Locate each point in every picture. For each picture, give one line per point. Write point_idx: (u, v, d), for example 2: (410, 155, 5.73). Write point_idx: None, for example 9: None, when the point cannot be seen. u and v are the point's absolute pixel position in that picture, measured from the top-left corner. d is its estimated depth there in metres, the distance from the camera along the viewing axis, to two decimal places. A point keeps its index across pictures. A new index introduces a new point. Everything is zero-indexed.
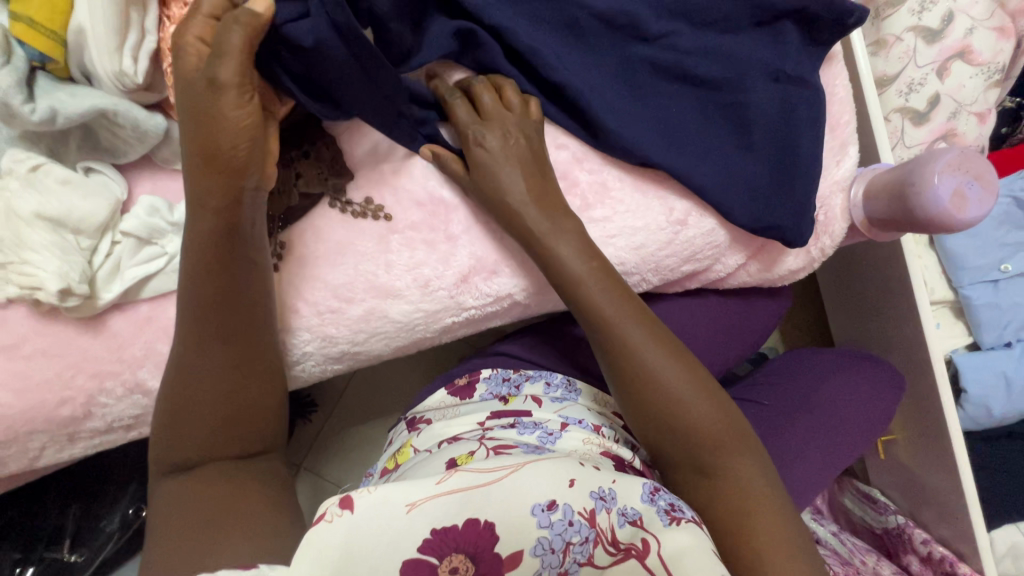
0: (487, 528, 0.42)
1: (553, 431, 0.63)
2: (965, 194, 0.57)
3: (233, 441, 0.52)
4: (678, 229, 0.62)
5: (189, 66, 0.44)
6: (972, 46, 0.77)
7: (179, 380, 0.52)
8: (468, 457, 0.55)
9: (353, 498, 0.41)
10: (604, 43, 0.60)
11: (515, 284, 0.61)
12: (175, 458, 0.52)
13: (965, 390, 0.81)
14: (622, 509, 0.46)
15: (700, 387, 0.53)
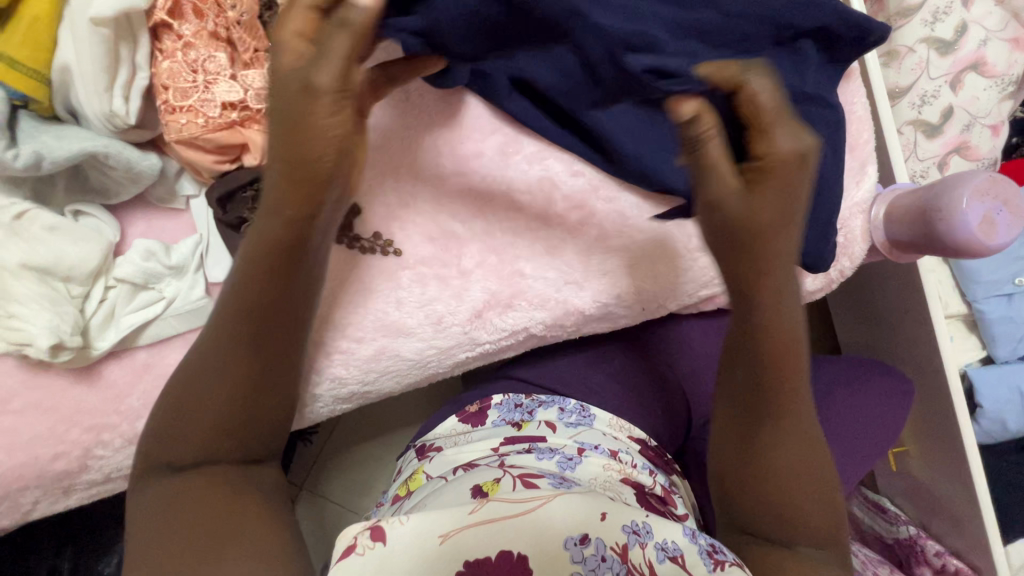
0: (520, 562, 0.42)
1: (573, 457, 0.61)
2: (993, 220, 0.56)
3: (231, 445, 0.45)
4: (697, 257, 0.60)
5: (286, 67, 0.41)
6: (985, 58, 0.76)
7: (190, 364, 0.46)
8: (495, 485, 0.51)
9: (385, 531, 0.43)
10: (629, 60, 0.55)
11: (531, 318, 0.58)
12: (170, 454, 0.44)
13: (981, 405, 0.81)
14: (661, 544, 0.44)
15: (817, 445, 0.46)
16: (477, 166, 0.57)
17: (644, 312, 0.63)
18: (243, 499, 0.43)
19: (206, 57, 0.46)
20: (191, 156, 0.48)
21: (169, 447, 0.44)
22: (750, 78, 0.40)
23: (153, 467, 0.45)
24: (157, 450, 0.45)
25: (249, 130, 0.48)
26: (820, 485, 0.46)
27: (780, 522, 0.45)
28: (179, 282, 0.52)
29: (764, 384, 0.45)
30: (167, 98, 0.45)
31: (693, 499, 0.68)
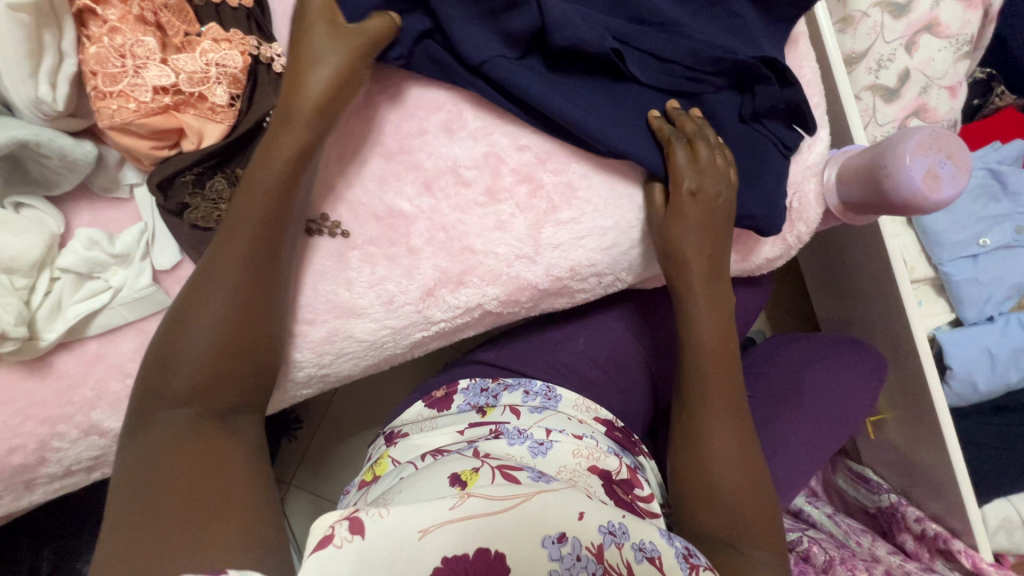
0: (497, 559, 0.42)
1: (543, 441, 0.61)
2: (938, 173, 0.56)
3: (225, 391, 0.47)
4: (649, 227, 0.60)
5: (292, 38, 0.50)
6: (938, 19, 0.76)
7: (184, 302, 0.48)
8: (473, 475, 0.50)
9: (364, 523, 0.41)
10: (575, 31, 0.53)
11: (485, 293, 0.59)
12: (163, 400, 0.46)
13: (950, 368, 0.80)
14: (638, 545, 0.46)
15: (750, 452, 0.56)
16: (423, 144, 0.57)
17: (600, 284, 0.63)
18: (233, 451, 0.46)
19: (133, 42, 0.47)
20: (127, 143, 0.48)
21: (168, 382, 0.46)
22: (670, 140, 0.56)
23: (150, 403, 0.46)
24: (155, 386, 0.47)
25: (185, 114, 0.49)
26: (756, 489, 0.54)
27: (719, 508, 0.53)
28: (126, 270, 0.52)
29: (695, 371, 0.59)
30: (97, 84, 0.46)
31: (660, 480, 0.69)
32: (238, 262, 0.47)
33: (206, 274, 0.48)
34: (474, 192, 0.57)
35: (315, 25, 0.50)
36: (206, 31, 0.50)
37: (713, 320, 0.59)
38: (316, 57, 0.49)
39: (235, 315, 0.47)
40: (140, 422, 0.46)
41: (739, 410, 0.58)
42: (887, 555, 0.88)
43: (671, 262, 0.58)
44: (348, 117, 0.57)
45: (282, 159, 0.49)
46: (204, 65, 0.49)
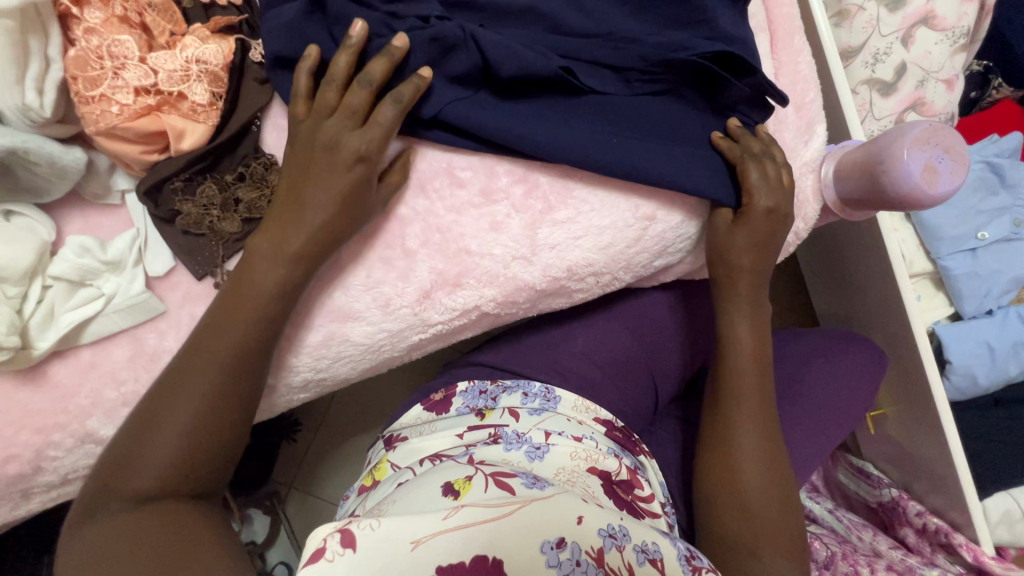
0: (495, 567, 0.42)
1: (540, 445, 0.61)
2: (936, 168, 0.55)
3: (187, 483, 0.47)
4: (646, 225, 0.59)
5: (338, 136, 0.49)
6: (935, 11, 0.75)
7: (163, 381, 0.48)
8: (467, 484, 0.49)
9: (354, 536, 0.42)
10: (514, 60, 0.53)
11: (481, 295, 0.58)
12: (128, 485, 0.45)
13: (950, 362, 0.80)
14: (640, 546, 0.46)
15: (776, 462, 0.56)
16: (417, 146, 0.57)
17: (598, 284, 0.63)
18: (197, 528, 0.45)
19: (111, 42, 0.46)
20: (114, 147, 0.48)
21: (128, 479, 0.46)
22: (746, 160, 0.57)
23: (106, 498, 0.45)
24: (112, 482, 0.46)
25: (167, 115, 0.48)
26: (781, 502, 0.55)
27: (746, 516, 0.54)
28: (119, 277, 0.52)
29: (732, 379, 0.59)
30: (79, 89, 0.46)
31: (662, 480, 0.68)
32: (226, 336, 0.48)
33: (194, 344, 0.49)
34: (469, 193, 0.57)
35: (372, 152, 0.50)
36: (191, 30, 0.50)
37: (752, 353, 0.60)
38: (348, 180, 0.50)
39: (204, 404, 0.47)
40: (94, 511, 0.45)
41: (769, 425, 0.58)
42: (888, 550, 0.88)
43: (721, 277, 0.61)
44: None
45: (270, 287, 0.49)
46: (184, 62, 0.48)
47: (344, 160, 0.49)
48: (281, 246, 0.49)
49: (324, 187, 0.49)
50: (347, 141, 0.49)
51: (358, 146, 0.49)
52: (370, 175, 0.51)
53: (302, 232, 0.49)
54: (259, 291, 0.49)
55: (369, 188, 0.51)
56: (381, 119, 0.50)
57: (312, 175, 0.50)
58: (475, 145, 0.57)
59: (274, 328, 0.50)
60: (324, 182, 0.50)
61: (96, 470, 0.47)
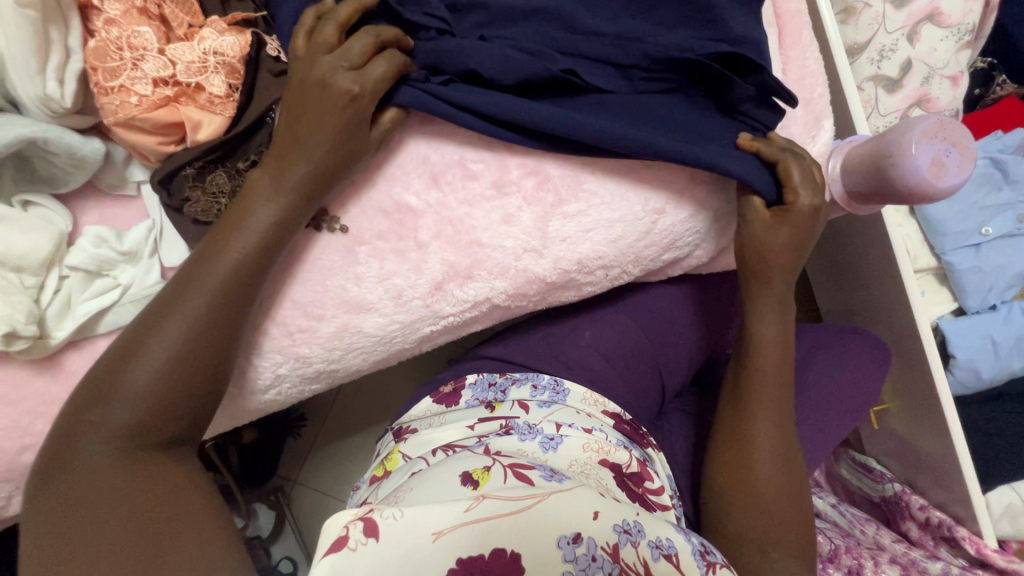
0: (513, 559, 0.42)
1: (554, 436, 0.61)
2: (943, 161, 0.56)
3: (167, 425, 0.47)
4: (655, 219, 0.59)
5: (330, 75, 0.49)
6: (940, 8, 0.76)
7: (143, 321, 0.48)
8: (485, 474, 0.49)
9: (378, 526, 0.42)
10: (519, 62, 0.54)
11: (493, 287, 0.59)
12: (102, 425, 0.46)
13: (954, 357, 0.81)
14: (655, 542, 0.46)
15: (792, 462, 0.57)
16: (429, 139, 0.57)
17: (607, 277, 0.63)
18: (174, 480, 0.46)
19: (130, 33, 0.47)
20: (131, 137, 0.48)
21: (107, 414, 0.46)
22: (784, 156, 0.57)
23: (84, 431, 0.46)
24: (93, 414, 0.46)
25: (185, 106, 0.49)
26: (792, 496, 0.55)
27: (757, 512, 0.54)
28: (135, 268, 0.52)
29: (750, 370, 0.60)
30: (98, 80, 0.46)
31: (669, 472, 0.69)
32: (208, 288, 0.48)
33: (177, 291, 0.49)
34: (481, 186, 0.57)
35: (364, 96, 0.49)
36: (208, 22, 0.50)
37: (775, 344, 0.60)
38: (336, 125, 0.49)
39: (181, 352, 0.47)
40: (67, 447, 0.45)
41: (784, 420, 0.58)
42: (892, 543, 0.88)
43: (750, 268, 0.61)
44: None
45: (264, 229, 0.49)
46: (202, 54, 0.49)
47: (334, 101, 0.49)
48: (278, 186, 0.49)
49: (319, 141, 0.49)
50: (338, 78, 0.48)
51: (351, 84, 0.49)
52: (360, 120, 0.50)
53: (297, 172, 0.49)
54: (250, 231, 0.49)
55: (362, 130, 0.50)
56: (373, 65, 0.50)
57: (299, 116, 0.49)
58: (487, 137, 0.57)
59: (261, 278, 0.50)
60: (313, 125, 0.49)
61: (72, 403, 0.47)
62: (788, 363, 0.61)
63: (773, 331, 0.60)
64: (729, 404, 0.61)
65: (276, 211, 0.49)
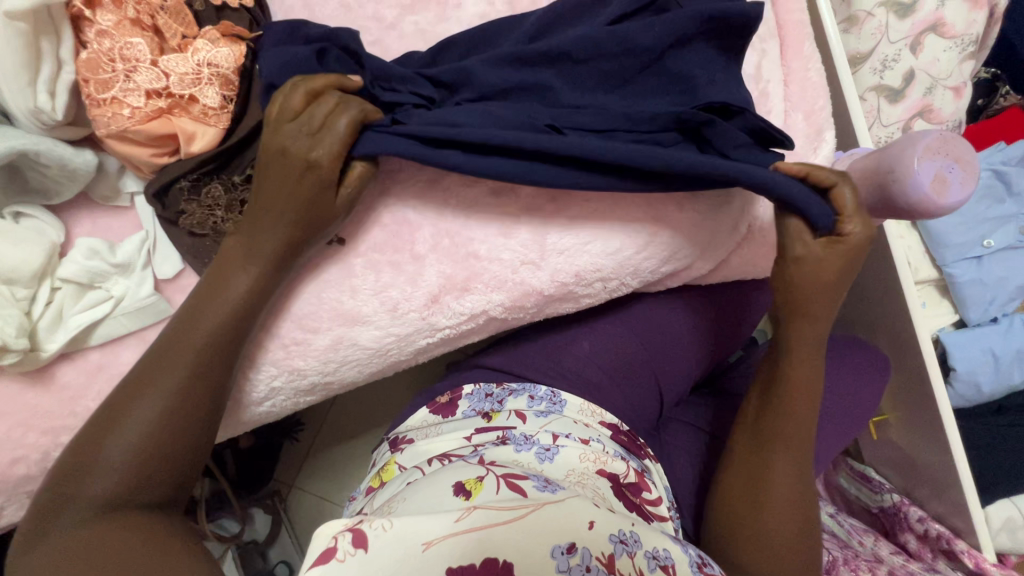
0: (505, 569, 0.42)
1: (549, 446, 0.61)
2: (946, 178, 0.55)
3: (144, 494, 0.47)
4: (654, 232, 0.59)
5: (289, 145, 0.47)
6: (944, 18, 0.75)
7: (132, 382, 0.48)
8: (478, 485, 0.49)
9: (366, 536, 0.42)
10: (490, 120, 0.50)
11: (490, 300, 0.58)
12: (89, 489, 0.46)
13: (954, 369, 0.81)
14: (651, 552, 0.46)
15: (804, 501, 0.55)
16: None
17: (606, 290, 0.63)
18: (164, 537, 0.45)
19: (123, 44, 0.46)
20: (125, 150, 0.48)
21: (82, 488, 0.46)
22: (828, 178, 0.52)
23: (59, 507, 0.45)
24: (67, 490, 0.46)
25: (178, 118, 0.48)
26: (801, 526, 0.55)
27: (760, 548, 0.54)
28: (127, 280, 0.52)
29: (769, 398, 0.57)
30: (90, 92, 0.46)
31: (667, 484, 0.68)
32: (197, 344, 0.49)
33: (163, 348, 0.49)
34: (479, 198, 0.56)
35: (325, 160, 0.47)
36: (201, 32, 0.49)
37: (798, 370, 0.56)
38: (304, 193, 0.48)
39: (171, 410, 0.48)
40: (51, 517, 0.45)
41: (799, 454, 0.56)
42: (890, 555, 0.88)
43: (791, 307, 0.56)
44: None
45: (239, 298, 0.50)
46: (195, 65, 0.48)
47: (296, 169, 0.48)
48: (249, 254, 0.50)
49: (292, 200, 0.48)
50: (298, 148, 0.47)
51: (311, 153, 0.47)
52: (328, 182, 0.48)
53: (266, 241, 0.49)
54: (234, 286, 0.50)
55: (328, 194, 0.49)
56: (333, 127, 0.47)
57: (268, 182, 0.49)
58: None
59: (249, 327, 0.51)
60: (284, 190, 0.48)
61: (58, 468, 0.47)
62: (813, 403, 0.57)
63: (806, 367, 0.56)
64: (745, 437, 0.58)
65: (250, 278, 0.50)
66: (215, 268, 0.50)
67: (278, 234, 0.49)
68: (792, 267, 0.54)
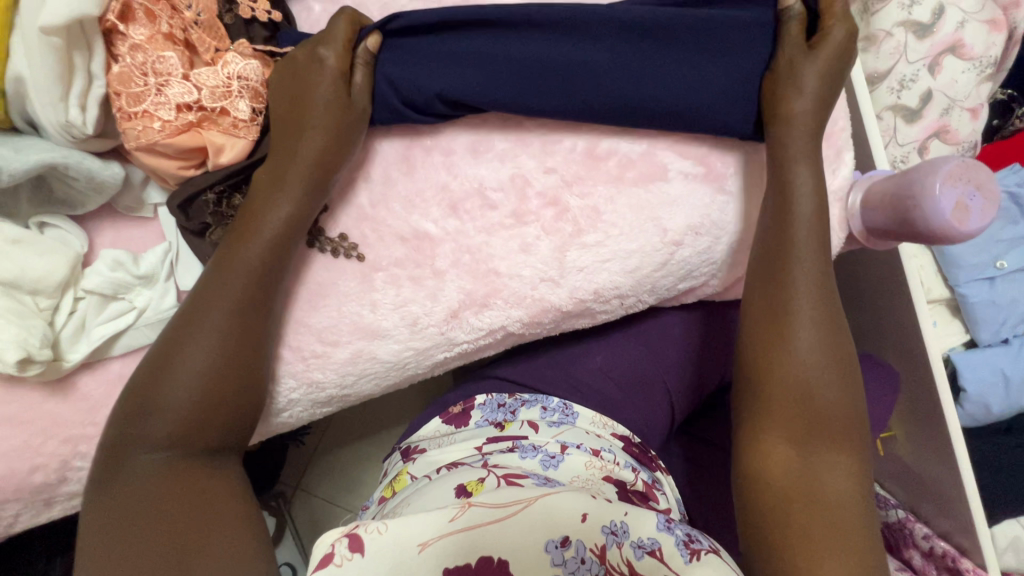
0: (501, 566, 0.43)
1: (556, 454, 0.61)
2: (967, 205, 0.55)
3: (205, 435, 0.47)
4: (673, 250, 0.59)
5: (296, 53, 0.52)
6: (964, 40, 0.75)
7: (181, 324, 0.49)
8: (479, 485, 0.51)
9: (363, 541, 0.42)
10: (498, 74, 0.54)
11: (509, 316, 0.58)
12: (152, 431, 0.46)
13: (964, 389, 0.81)
14: (637, 541, 0.45)
15: (839, 366, 0.51)
16: (447, 164, 0.57)
17: (622, 306, 0.63)
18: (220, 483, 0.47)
19: (156, 58, 0.46)
20: (153, 163, 0.48)
21: (146, 428, 0.46)
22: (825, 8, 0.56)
23: (126, 449, 0.46)
24: (131, 431, 0.47)
25: (208, 131, 0.49)
26: (842, 394, 0.50)
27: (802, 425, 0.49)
28: (150, 291, 0.52)
29: (778, 277, 0.53)
30: (121, 105, 0.46)
31: (678, 496, 0.68)
32: (243, 280, 0.49)
33: (209, 289, 0.49)
34: (501, 214, 0.57)
35: (331, 53, 0.52)
36: (235, 46, 0.51)
37: (804, 248, 0.53)
38: (319, 83, 0.51)
39: (228, 352, 0.48)
40: (115, 462, 0.46)
41: (834, 330, 0.52)
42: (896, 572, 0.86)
43: (779, 172, 0.54)
44: (380, 143, 0.57)
45: (278, 227, 0.50)
46: (226, 78, 0.49)
47: (305, 66, 0.51)
48: (280, 179, 0.50)
49: (314, 98, 0.50)
50: (303, 52, 0.52)
51: (319, 50, 0.52)
52: (337, 72, 0.51)
53: (298, 165, 0.50)
54: (277, 214, 0.50)
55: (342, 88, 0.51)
56: (331, 31, 0.52)
57: (280, 85, 0.51)
58: (508, 168, 0.57)
59: (291, 250, 0.51)
60: (300, 86, 0.51)
61: (116, 417, 0.47)
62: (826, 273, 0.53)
63: (811, 233, 0.53)
64: (757, 320, 0.53)
65: (290, 202, 0.50)
66: (247, 206, 0.51)
67: (319, 152, 0.50)
68: (780, 72, 0.55)
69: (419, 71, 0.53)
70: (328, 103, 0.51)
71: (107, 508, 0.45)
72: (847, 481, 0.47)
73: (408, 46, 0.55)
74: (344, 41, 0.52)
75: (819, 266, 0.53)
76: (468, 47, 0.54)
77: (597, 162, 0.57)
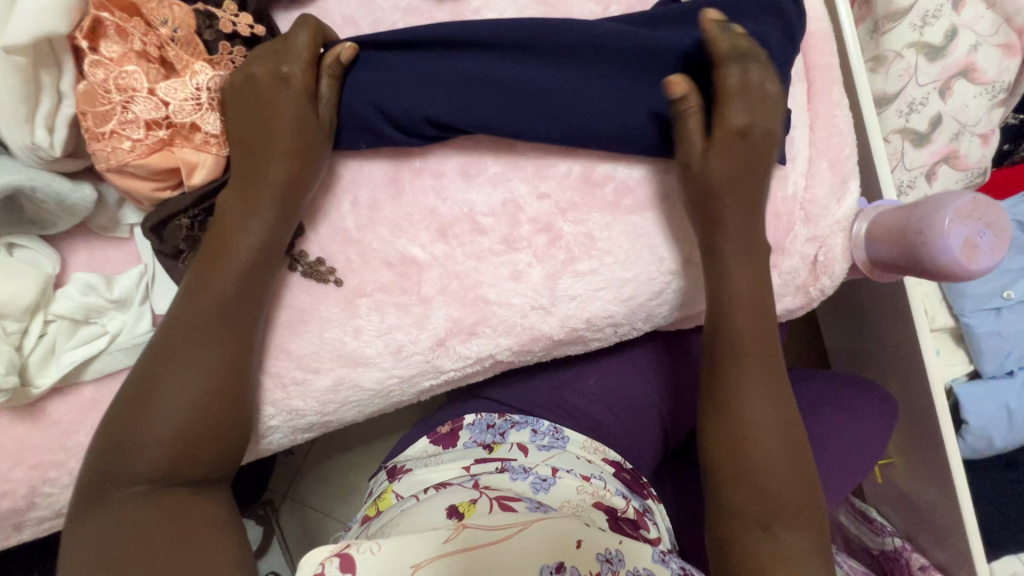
0: None
1: (547, 477, 0.60)
2: (977, 243, 0.53)
3: (192, 467, 0.46)
4: (670, 280, 0.57)
5: (254, 63, 0.49)
6: (976, 64, 0.73)
7: (157, 355, 0.47)
8: (471, 507, 0.49)
9: (354, 561, 0.40)
10: (487, 94, 0.52)
11: (498, 343, 0.56)
12: (133, 465, 0.44)
13: (966, 421, 0.79)
14: (633, 571, 0.44)
15: (786, 429, 0.50)
16: (436, 186, 0.55)
17: (616, 334, 0.60)
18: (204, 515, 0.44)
19: (118, 74, 0.45)
20: (124, 185, 0.47)
21: (127, 463, 0.45)
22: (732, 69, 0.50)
23: (106, 485, 0.44)
24: (110, 467, 0.45)
25: (180, 149, 0.47)
26: (789, 466, 0.49)
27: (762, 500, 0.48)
28: (124, 315, 0.50)
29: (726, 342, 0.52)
30: (88, 126, 0.45)
31: (670, 528, 0.65)
32: (219, 308, 0.47)
33: (183, 320, 0.47)
34: (492, 239, 0.55)
35: (294, 68, 0.49)
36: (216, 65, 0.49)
37: (748, 313, 0.52)
38: (282, 101, 0.48)
39: (210, 382, 0.47)
40: (93, 500, 0.44)
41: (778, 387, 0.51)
42: None
43: (710, 214, 0.52)
44: (368, 164, 0.55)
45: (247, 257, 0.48)
46: (194, 92, 0.47)
47: (264, 79, 0.48)
48: (252, 201, 0.48)
49: (279, 118, 0.48)
50: (262, 63, 0.49)
51: (282, 67, 0.49)
52: (300, 89, 0.49)
53: (268, 190, 0.48)
54: (251, 234, 0.48)
55: (308, 108, 0.49)
56: (293, 42, 0.49)
57: (236, 99, 0.48)
58: (500, 192, 0.55)
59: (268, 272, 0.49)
60: (262, 102, 0.48)
61: (94, 454, 0.45)
62: (769, 330, 0.53)
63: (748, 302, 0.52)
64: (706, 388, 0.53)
65: (259, 227, 0.48)
66: (215, 231, 0.49)
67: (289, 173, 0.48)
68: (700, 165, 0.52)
69: (402, 88, 0.51)
70: (294, 122, 0.49)
71: (82, 550, 0.42)
72: (807, 562, 0.46)
73: (389, 61, 0.52)
74: (308, 56, 0.49)
75: (765, 327, 0.53)
76: (455, 64, 0.52)
77: (593, 187, 0.55)
